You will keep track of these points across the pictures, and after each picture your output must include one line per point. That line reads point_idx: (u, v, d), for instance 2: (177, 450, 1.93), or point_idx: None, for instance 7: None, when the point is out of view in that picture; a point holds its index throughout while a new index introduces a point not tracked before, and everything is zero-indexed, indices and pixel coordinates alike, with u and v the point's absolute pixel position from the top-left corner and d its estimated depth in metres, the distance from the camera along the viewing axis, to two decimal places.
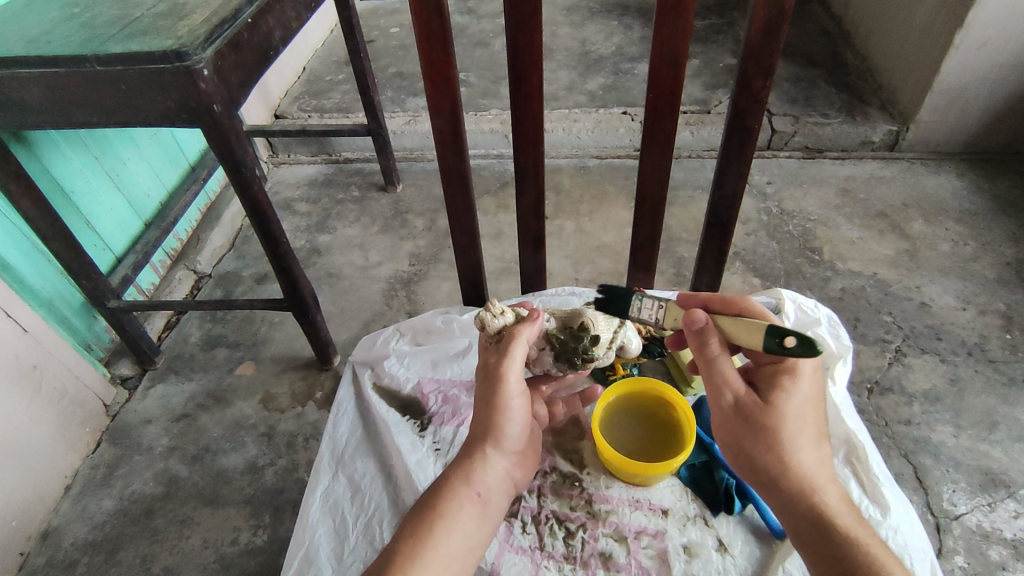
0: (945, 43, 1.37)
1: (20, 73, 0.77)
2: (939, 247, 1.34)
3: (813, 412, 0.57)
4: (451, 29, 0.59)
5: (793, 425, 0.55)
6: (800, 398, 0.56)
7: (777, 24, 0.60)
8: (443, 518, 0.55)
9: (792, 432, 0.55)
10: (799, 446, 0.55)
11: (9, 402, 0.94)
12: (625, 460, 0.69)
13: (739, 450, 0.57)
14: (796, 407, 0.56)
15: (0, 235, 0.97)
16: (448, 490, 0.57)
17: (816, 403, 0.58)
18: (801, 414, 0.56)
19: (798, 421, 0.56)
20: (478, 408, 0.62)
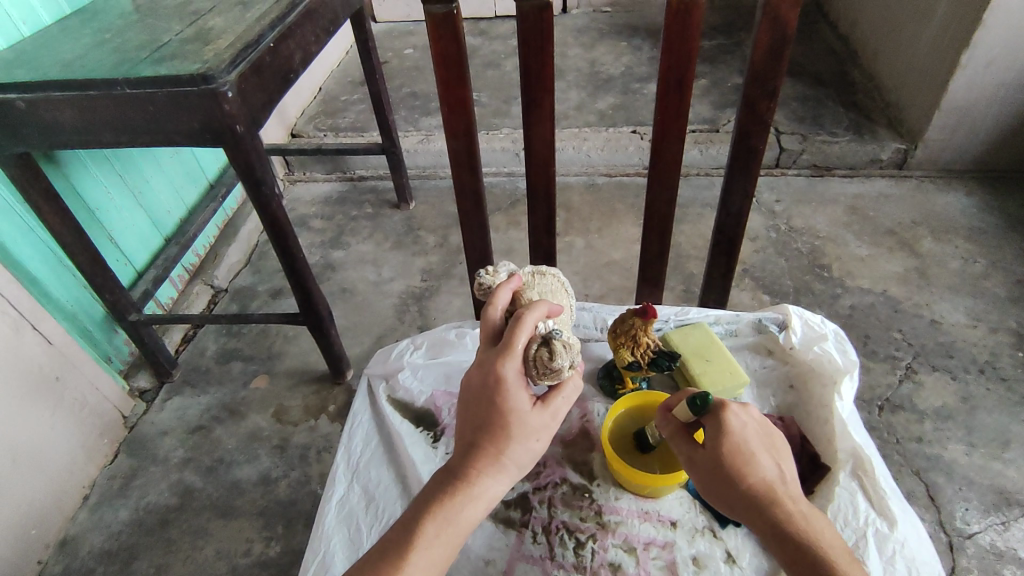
0: (951, 63, 1.38)
1: (54, 95, 0.80)
2: (949, 265, 1.34)
3: (757, 441, 0.59)
4: (466, 53, 0.61)
5: (739, 456, 0.57)
6: (745, 430, 0.59)
7: (780, 49, 0.62)
8: (453, 538, 0.55)
9: (744, 459, 0.57)
10: (749, 471, 0.57)
11: (31, 412, 0.97)
12: (633, 472, 0.69)
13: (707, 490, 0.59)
14: (740, 438, 0.58)
15: (29, 251, 1.00)
16: (463, 500, 0.55)
17: (763, 433, 0.60)
18: (747, 443, 0.58)
19: (745, 453, 0.58)
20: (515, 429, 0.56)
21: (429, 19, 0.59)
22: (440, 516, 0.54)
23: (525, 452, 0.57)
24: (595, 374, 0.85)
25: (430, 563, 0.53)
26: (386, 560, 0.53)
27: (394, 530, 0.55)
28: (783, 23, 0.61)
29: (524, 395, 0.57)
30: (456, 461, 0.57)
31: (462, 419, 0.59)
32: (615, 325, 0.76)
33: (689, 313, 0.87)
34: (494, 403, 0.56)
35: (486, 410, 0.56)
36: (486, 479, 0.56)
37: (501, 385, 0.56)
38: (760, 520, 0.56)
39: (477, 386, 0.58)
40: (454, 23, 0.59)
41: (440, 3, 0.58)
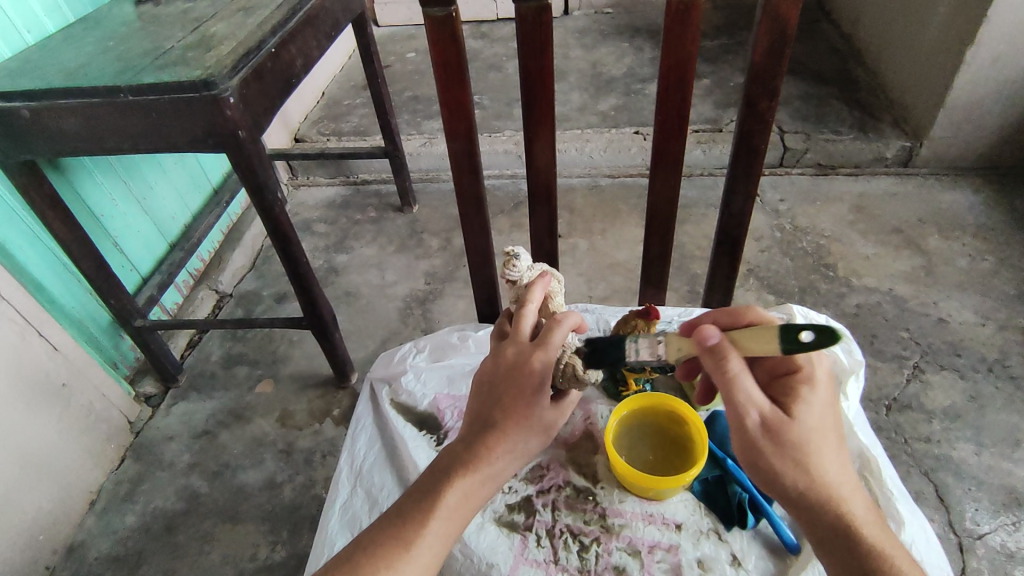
0: (956, 60, 1.37)
1: (58, 103, 0.81)
2: (956, 263, 1.33)
3: (831, 422, 0.55)
4: (465, 57, 0.60)
5: (817, 439, 0.54)
6: (820, 408, 0.55)
7: (780, 47, 0.62)
8: (464, 511, 0.54)
9: (819, 442, 0.54)
10: (824, 456, 0.53)
11: (38, 418, 0.97)
12: (638, 474, 0.69)
13: (759, 468, 0.55)
14: (816, 417, 0.55)
15: (35, 258, 1.00)
16: (477, 474, 0.54)
17: (833, 414, 0.57)
18: (823, 423, 0.55)
19: (822, 433, 0.54)
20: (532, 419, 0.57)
21: (428, 22, 0.58)
22: (460, 488, 0.54)
23: (536, 437, 0.58)
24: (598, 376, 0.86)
25: (443, 536, 0.53)
26: (400, 531, 0.52)
27: (409, 499, 0.55)
28: (783, 22, 0.60)
29: (548, 395, 0.57)
30: (474, 432, 0.56)
31: (480, 399, 0.59)
32: (617, 326, 0.77)
33: (693, 313, 0.86)
34: (515, 392, 0.56)
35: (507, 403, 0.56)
36: (502, 455, 0.55)
37: (531, 383, 0.56)
38: (824, 513, 0.53)
39: (500, 374, 0.58)
40: (452, 26, 0.59)
41: (439, 6, 0.57)
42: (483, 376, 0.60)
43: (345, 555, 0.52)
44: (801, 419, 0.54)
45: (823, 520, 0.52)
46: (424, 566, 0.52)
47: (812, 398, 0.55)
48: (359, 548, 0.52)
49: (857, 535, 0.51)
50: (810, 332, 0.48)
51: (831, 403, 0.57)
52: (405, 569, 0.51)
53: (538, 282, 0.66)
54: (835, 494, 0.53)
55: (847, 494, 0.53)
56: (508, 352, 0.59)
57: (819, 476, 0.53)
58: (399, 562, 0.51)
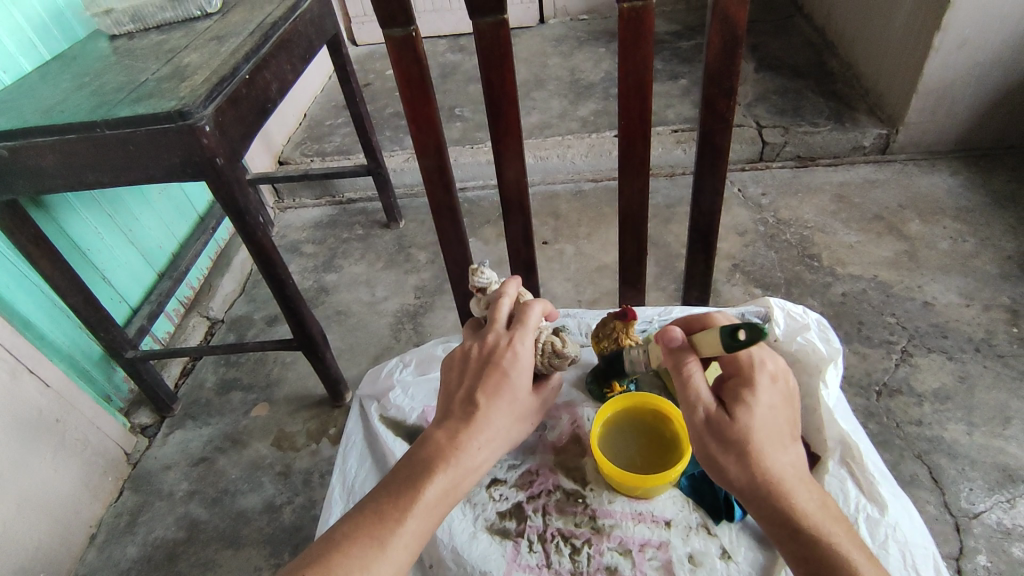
0: (925, 46, 1.40)
1: (36, 141, 0.82)
2: (938, 246, 1.34)
3: (780, 420, 0.55)
4: (429, 74, 0.61)
5: (763, 436, 0.53)
6: (764, 408, 0.55)
7: (734, 47, 0.62)
8: (441, 508, 0.54)
9: (768, 439, 0.54)
10: (769, 452, 0.53)
11: (32, 455, 0.97)
12: (624, 475, 0.70)
13: (711, 464, 0.55)
14: (762, 419, 0.54)
15: (22, 296, 1.01)
16: (456, 468, 0.54)
17: (784, 411, 0.56)
18: (768, 424, 0.54)
19: (768, 434, 0.54)
20: (508, 404, 0.58)
21: (389, 43, 0.59)
22: (440, 482, 0.53)
23: (517, 426, 0.59)
24: (583, 380, 0.85)
25: (420, 532, 0.52)
26: (377, 528, 0.51)
27: (387, 492, 0.53)
28: (734, 23, 0.61)
29: (531, 381, 0.60)
30: (453, 422, 0.56)
31: (457, 380, 0.60)
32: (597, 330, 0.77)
33: (672, 312, 0.86)
34: (500, 372, 0.58)
35: (493, 380, 0.58)
36: (481, 443, 0.56)
37: (516, 365, 0.58)
38: (770, 507, 0.53)
39: (481, 356, 0.60)
40: (413, 45, 0.59)
41: (399, 27, 0.58)
42: (462, 361, 0.60)
43: (319, 549, 0.51)
44: (744, 423, 0.54)
45: (776, 513, 0.52)
46: (399, 563, 0.51)
47: (757, 400, 0.55)
48: (335, 543, 0.51)
49: (804, 529, 0.51)
50: (744, 332, 0.51)
51: (779, 401, 0.56)
52: (380, 569, 0.49)
53: (511, 280, 0.67)
54: (783, 491, 0.52)
55: (800, 490, 0.53)
56: (490, 334, 0.61)
57: (762, 476, 0.53)
58: (374, 561, 0.50)
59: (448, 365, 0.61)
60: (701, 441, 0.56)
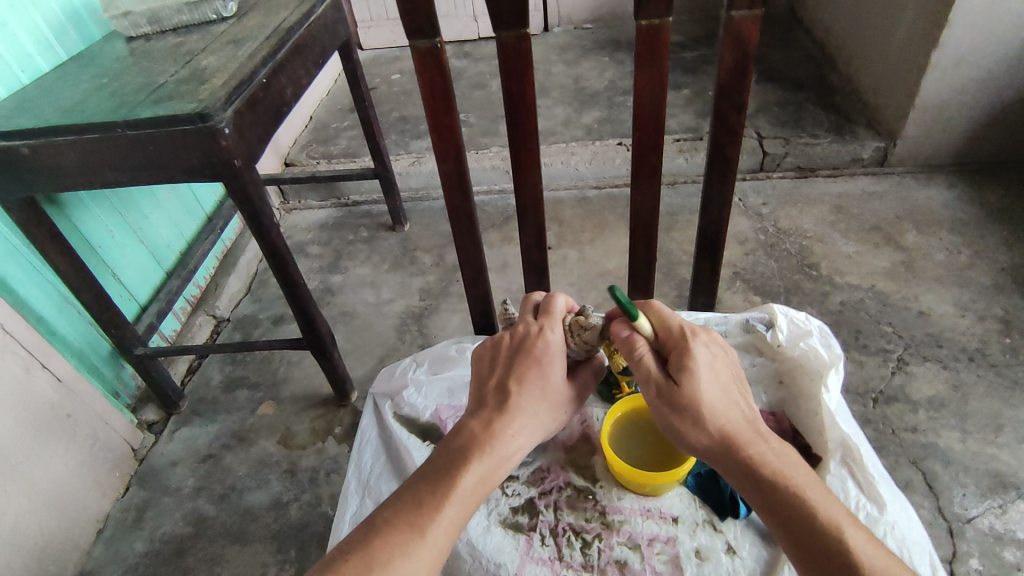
0: (923, 62, 1.43)
1: (58, 140, 0.83)
2: (934, 257, 1.37)
3: (721, 380, 0.61)
4: (451, 84, 0.63)
5: (706, 395, 0.60)
6: (705, 369, 0.61)
7: (745, 64, 0.65)
8: (479, 494, 0.57)
9: (711, 398, 0.60)
10: (713, 409, 0.59)
11: (43, 449, 0.98)
12: (634, 472, 0.72)
13: (672, 432, 0.62)
14: (706, 380, 0.60)
15: (36, 291, 1.02)
16: (494, 454, 0.58)
17: (723, 371, 0.62)
18: (710, 383, 0.61)
19: (711, 394, 0.60)
20: (541, 391, 0.64)
21: (415, 53, 0.61)
22: (478, 470, 0.57)
23: (551, 415, 0.65)
24: None
25: (458, 519, 0.55)
26: (417, 515, 0.53)
27: (424, 483, 0.56)
28: (745, 41, 0.63)
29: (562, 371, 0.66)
30: (488, 412, 0.61)
31: (490, 370, 0.66)
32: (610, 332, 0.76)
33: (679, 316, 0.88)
34: (533, 360, 0.65)
35: (529, 366, 0.64)
36: (516, 428, 0.61)
37: (547, 355, 0.65)
38: (728, 460, 0.59)
39: (513, 345, 0.67)
40: (438, 56, 0.61)
41: (425, 38, 0.60)
42: (493, 355, 0.67)
43: (359, 536, 0.52)
44: (690, 385, 0.60)
45: (734, 465, 0.58)
46: (438, 548, 0.53)
47: (698, 362, 0.61)
48: (376, 529, 0.53)
49: (761, 474, 0.56)
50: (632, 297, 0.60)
51: (718, 362, 0.62)
52: (423, 552, 0.51)
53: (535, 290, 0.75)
54: (734, 443, 0.58)
55: (752, 445, 0.58)
56: (520, 329, 0.68)
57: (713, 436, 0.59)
58: (415, 546, 0.52)
59: (478, 360, 0.68)
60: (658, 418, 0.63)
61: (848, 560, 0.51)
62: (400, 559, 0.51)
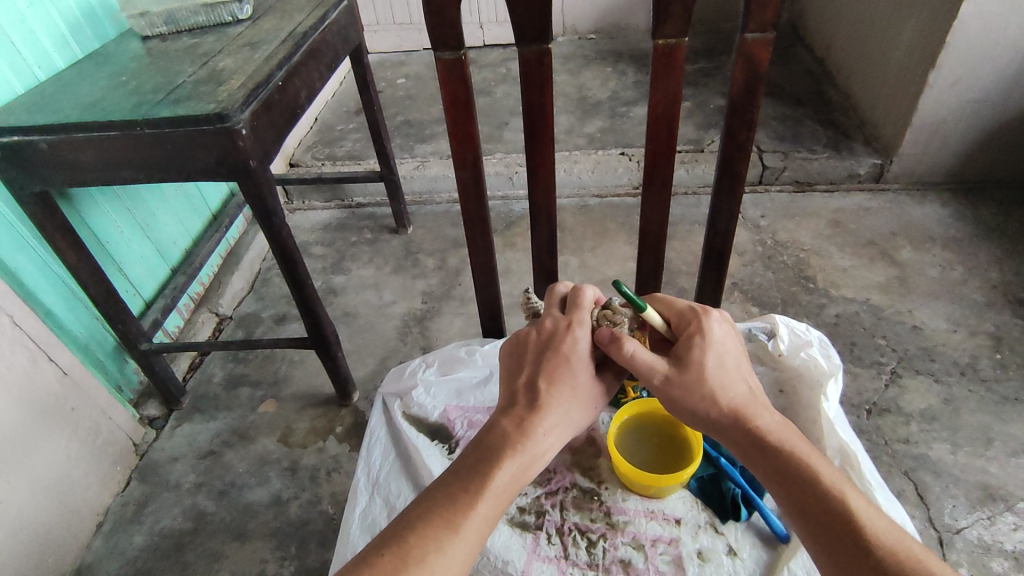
0: (920, 83, 1.46)
1: (76, 136, 0.85)
2: (928, 273, 1.40)
3: (730, 359, 0.64)
4: (473, 94, 0.65)
5: (714, 371, 0.62)
6: (713, 347, 0.64)
7: (755, 85, 0.67)
8: (510, 490, 0.58)
9: (718, 374, 0.63)
10: (720, 384, 0.62)
11: (48, 441, 0.99)
12: (640, 473, 0.74)
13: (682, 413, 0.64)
14: (714, 357, 0.63)
15: (45, 285, 1.03)
16: (525, 451, 0.59)
17: (733, 351, 0.65)
18: (718, 361, 0.63)
19: (721, 370, 0.63)
20: (571, 389, 0.64)
21: (440, 64, 0.63)
22: (510, 466, 0.58)
23: (582, 412, 0.65)
24: None
25: (491, 515, 0.56)
26: (450, 511, 0.55)
27: (456, 480, 0.58)
28: (756, 62, 0.65)
29: (591, 370, 0.67)
30: (518, 409, 0.63)
31: (519, 370, 0.67)
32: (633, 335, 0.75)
33: None
34: (562, 357, 0.65)
35: (557, 363, 0.65)
36: (547, 425, 0.62)
37: (575, 353, 0.66)
38: (737, 433, 0.60)
39: (541, 342, 0.68)
40: (462, 67, 0.64)
41: (450, 51, 0.62)
42: (522, 354, 0.68)
43: (394, 532, 0.55)
44: (698, 363, 0.63)
45: (741, 437, 0.60)
46: (472, 544, 0.54)
47: (706, 342, 0.64)
48: (410, 524, 0.55)
49: (767, 443, 0.58)
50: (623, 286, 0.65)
51: (729, 343, 0.65)
52: (458, 546, 0.53)
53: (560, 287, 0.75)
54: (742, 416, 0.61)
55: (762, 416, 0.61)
56: (546, 326, 0.69)
57: (722, 409, 0.61)
58: (449, 541, 0.53)
59: (507, 361, 0.69)
60: (665, 395, 0.64)
61: (852, 515, 0.52)
62: (438, 553, 0.53)
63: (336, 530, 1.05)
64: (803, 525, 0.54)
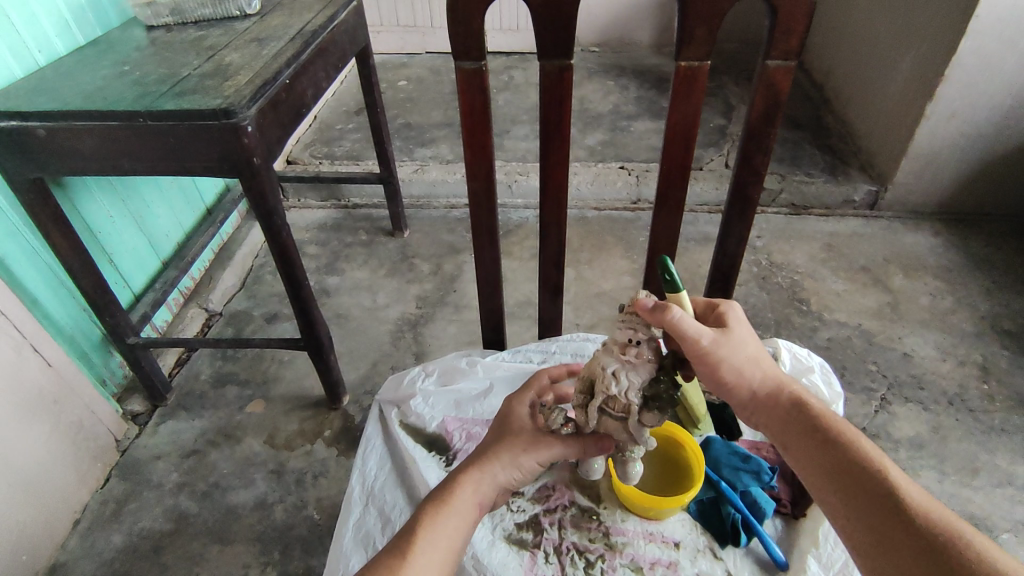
0: (917, 113, 1.49)
1: (76, 125, 0.83)
2: (919, 301, 1.42)
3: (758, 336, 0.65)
4: (490, 105, 0.65)
5: (752, 343, 0.63)
6: (747, 323, 0.65)
7: (773, 112, 0.67)
8: (453, 522, 0.61)
9: (756, 347, 0.63)
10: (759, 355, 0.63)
11: (29, 434, 0.96)
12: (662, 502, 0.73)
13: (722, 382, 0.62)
14: (749, 331, 0.64)
15: (33, 273, 1.01)
16: (458, 488, 0.64)
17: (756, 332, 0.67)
18: (753, 336, 0.64)
19: (757, 345, 0.64)
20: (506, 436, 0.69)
21: (459, 74, 0.63)
22: (447, 500, 0.63)
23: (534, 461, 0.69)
24: None
25: (435, 542, 0.59)
26: (396, 544, 0.59)
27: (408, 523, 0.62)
28: (776, 89, 0.66)
29: (530, 422, 0.71)
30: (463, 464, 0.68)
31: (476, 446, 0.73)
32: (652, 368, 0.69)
33: None
34: (509, 414, 0.72)
35: (505, 420, 0.71)
36: (483, 466, 0.66)
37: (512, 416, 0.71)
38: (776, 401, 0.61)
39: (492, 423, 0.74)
40: (481, 78, 0.64)
41: (470, 61, 0.62)
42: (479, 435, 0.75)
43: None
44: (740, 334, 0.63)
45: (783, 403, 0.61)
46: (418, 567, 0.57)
47: (740, 316, 0.65)
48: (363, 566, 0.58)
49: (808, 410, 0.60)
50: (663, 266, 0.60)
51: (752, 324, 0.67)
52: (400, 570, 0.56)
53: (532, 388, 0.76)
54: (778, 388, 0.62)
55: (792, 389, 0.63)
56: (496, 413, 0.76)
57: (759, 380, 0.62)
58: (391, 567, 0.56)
59: None
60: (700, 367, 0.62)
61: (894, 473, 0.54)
62: None
63: (321, 537, 1.04)
64: (839, 492, 0.54)
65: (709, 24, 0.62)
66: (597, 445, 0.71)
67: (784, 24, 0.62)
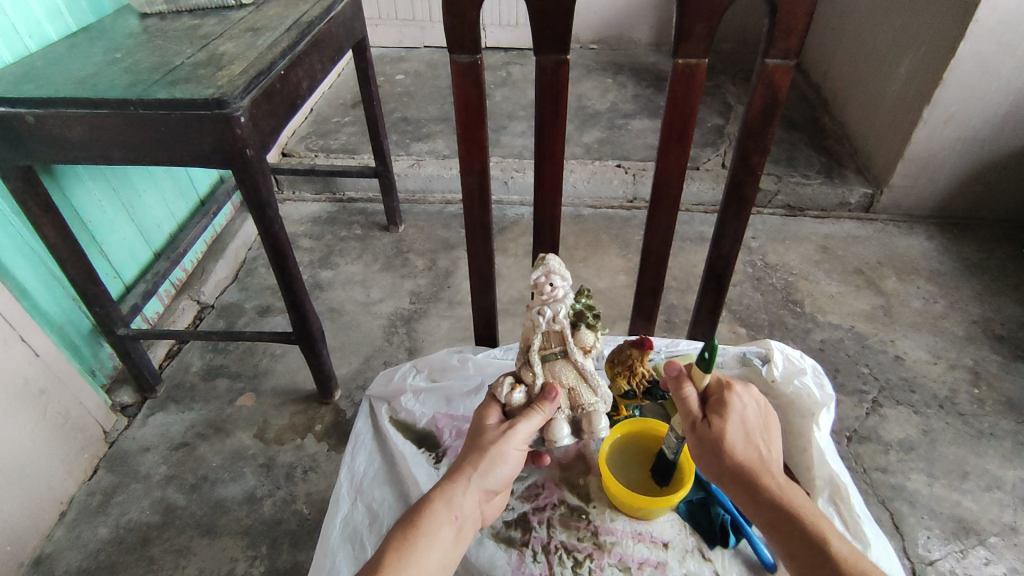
0: (915, 117, 1.49)
1: (65, 111, 0.82)
2: (912, 304, 1.42)
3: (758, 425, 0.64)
4: (486, 100, 0.65)
5: (746, 434, 0.63)
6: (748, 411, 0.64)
7: (772, 111, 0.67)
8: (426, 546, 0.57)
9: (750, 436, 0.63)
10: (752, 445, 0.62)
11: (16, 424, 0.95)
12: (663, 501, 0.72)
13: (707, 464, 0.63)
14: (746, 421, 0.64)
15: (21, 262, 0.99)
16: (430, 507, 0.59)
17: (759, 416, 0.66)
18: (750, 425, 0.64)
19: (752, 435, 0.63)
20: (478, 442, 0.65)
21: (455, 67, 0.63)
22: (416, 522, 0.58)
23: (513, 451, 0.65)
24: None
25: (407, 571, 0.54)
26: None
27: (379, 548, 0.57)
28: (775, 88, 0.66)
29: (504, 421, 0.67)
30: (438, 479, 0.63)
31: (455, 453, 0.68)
32: (612, 356, 0.77)
33: (680, 343, 0.91)
34: (478, 418, 0.68)
35: (476, 423, 0.68)
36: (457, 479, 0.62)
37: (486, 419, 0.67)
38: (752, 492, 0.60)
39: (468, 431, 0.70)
40: (477, 72, 0.63)
41: (466, 54, 0.62)
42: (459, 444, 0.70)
43: None
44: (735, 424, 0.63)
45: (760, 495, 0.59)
46: None
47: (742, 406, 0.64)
48: None
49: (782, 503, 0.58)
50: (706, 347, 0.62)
51: (756, 411, 0.65)
52: None
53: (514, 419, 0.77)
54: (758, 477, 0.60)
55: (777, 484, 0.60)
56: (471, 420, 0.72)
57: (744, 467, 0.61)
58: None
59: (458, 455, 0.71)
60: (697, 449, 0.65)
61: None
62: None
63: (310, 531, 1.03)
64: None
65: (708, 21, 0.61)
66: (551, 400, 0.67)
67: (784, 23, 0.61)
